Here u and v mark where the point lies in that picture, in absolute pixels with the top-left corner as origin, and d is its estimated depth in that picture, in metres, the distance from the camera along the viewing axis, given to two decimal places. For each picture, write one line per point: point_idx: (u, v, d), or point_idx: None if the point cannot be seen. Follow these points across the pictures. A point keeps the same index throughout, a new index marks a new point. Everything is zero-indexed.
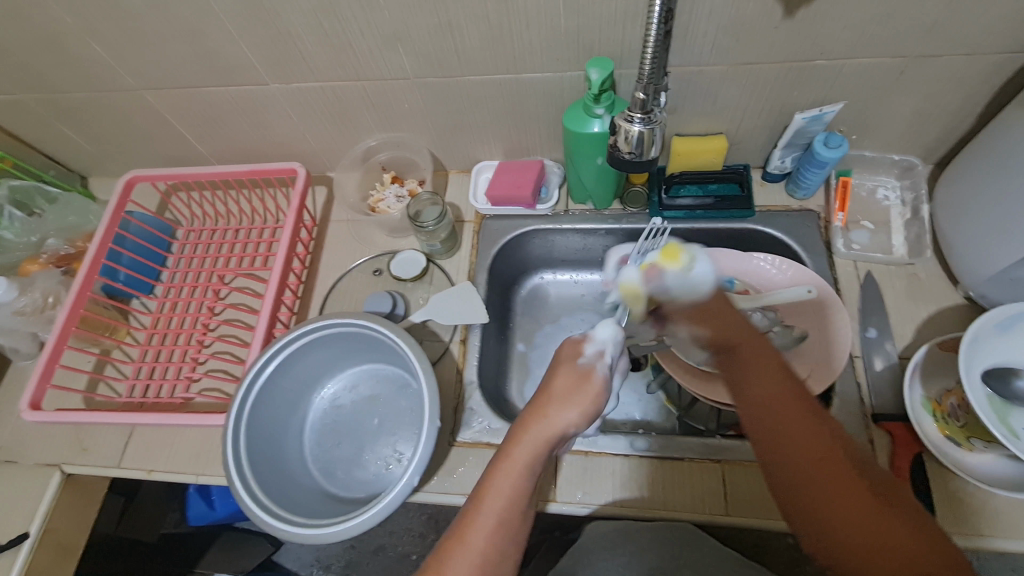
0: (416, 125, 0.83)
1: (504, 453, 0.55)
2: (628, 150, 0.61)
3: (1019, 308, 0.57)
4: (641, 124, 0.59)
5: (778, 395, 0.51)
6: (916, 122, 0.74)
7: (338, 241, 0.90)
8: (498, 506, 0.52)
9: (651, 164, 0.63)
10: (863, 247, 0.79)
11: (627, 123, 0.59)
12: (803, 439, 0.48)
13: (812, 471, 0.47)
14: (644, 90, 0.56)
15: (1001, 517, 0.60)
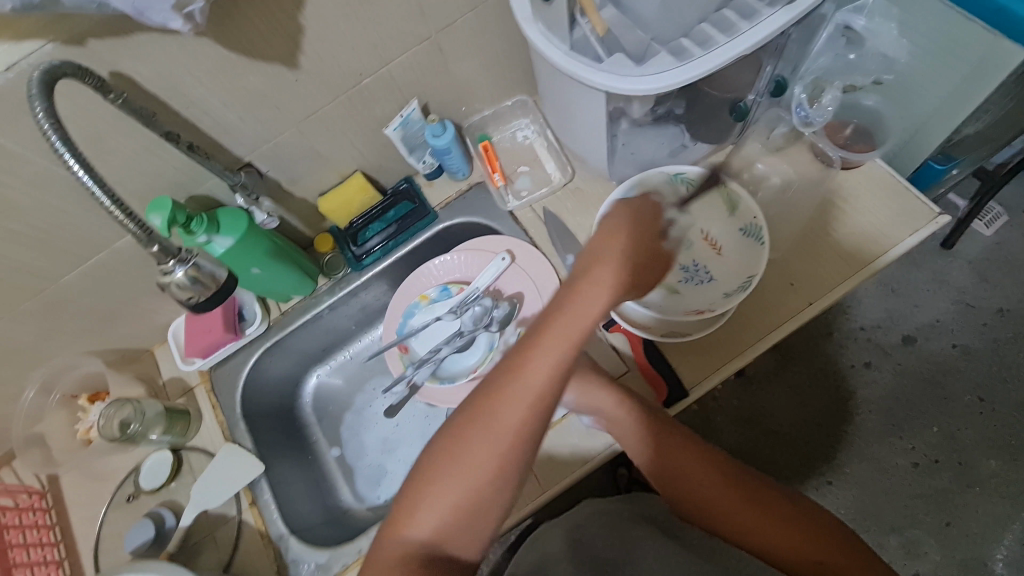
0: (66, 340, 0.74)
1: (457, 433, 0.46)
2: (190, 294, 0.54)
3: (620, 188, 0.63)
4: (180, 268, 0.52)
5: (680, 455, 0.62)
6: (494, 72, 0.79)
7: (79, 490, 0.80)
8: (459, 503, 0.45)
9: (228, 290, 0.56)
10: (530, 189, 0.84)
11: (165, 275, 0.52)
12: (715, 489, 0.61)
13: (730, 510, 0.60)
14: (150, 240, 0.51)
15: (725, 346, 0.68)
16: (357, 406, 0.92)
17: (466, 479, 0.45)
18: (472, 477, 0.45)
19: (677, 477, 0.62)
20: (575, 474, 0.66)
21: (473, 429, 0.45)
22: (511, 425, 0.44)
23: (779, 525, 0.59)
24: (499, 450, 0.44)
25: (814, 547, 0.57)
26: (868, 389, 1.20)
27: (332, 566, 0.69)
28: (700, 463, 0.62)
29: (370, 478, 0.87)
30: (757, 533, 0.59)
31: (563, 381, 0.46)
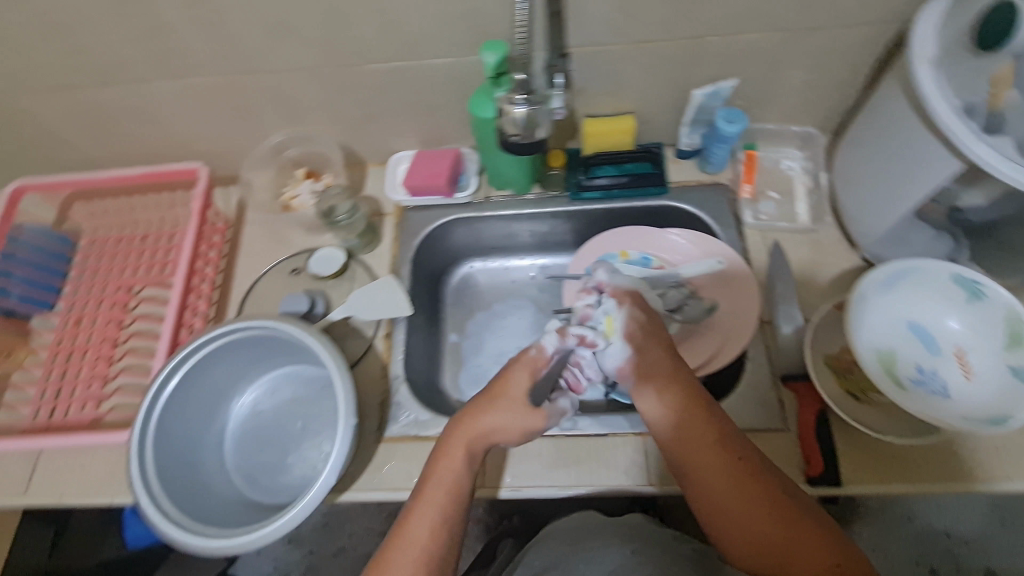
0: (322, 118, 0.80)
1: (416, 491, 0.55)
2: (515, 131, 0.64)
3: (902, 264, 0.60)
4: (522, 105, 0.64)
5: (693, 423, 0.55)
6: (810, 94, 0.76)
7: (253, 242, 0.87)
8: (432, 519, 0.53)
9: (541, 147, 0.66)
10: (771, 217, 0.81)
11: (510, 104, 0.65)
12: (722, 475, 0.52)
13: (735, 500, 0.51)
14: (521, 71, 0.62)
15: (900, 462, 0.64)
16: (493, 310, 0.95)
17: (450, 488, 0.55)
18: (451, 481, 0.55)
19: (688, 451, 0.54)
20: None
21: (437, 472, 0.56)
22: (457, 468, 0.55)
23: (788, 528, 0.49)
24: (452, 493, 0.55)
25: (828, 554, 0.47)
26: None
27: (430, 427, 0.72)
28: (712, 442, 0.53)
29: (474, 379, 0.88)
30: (757, 532, 0.49)
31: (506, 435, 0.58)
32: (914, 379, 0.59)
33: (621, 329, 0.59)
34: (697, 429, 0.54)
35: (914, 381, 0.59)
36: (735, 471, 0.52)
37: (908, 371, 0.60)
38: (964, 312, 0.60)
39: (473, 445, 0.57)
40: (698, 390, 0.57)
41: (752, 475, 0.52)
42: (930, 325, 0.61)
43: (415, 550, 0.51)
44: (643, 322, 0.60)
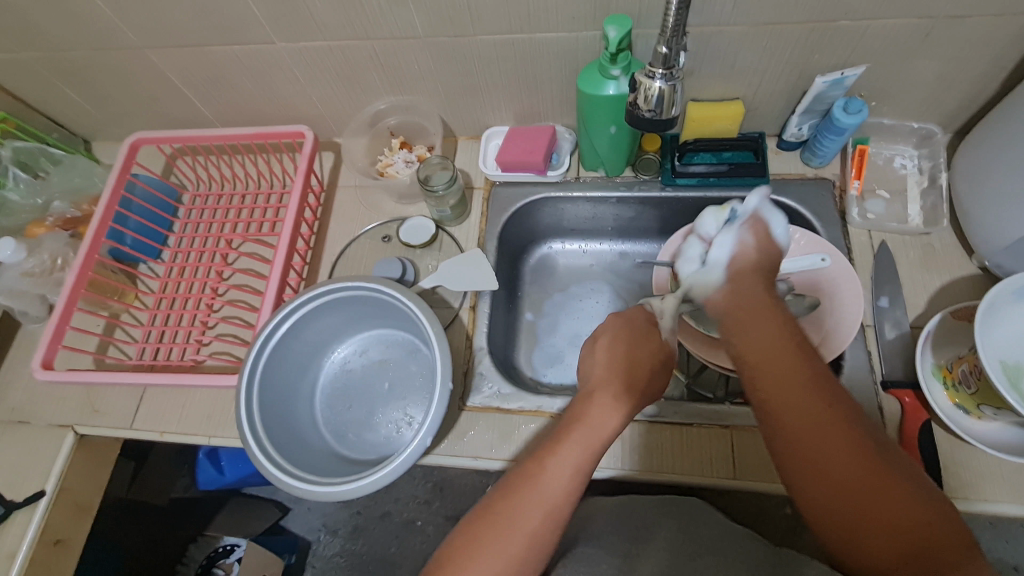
0: (426, 88, 0.81)
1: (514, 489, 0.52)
2: (649, 109, 0.59)
3: None
4: (663, 81, 0.57)
5: (784, 358, 0.49)
6: (938, 88, 0.72)
7: (345, 206, 0.89)
8: (574, 461, 0.52)
9: (669, 125, 0.61)
10: (878, 216, 0.78)
11: (647, 80, 0.58)
12: (809, 415, 0.46)
13: (818, 441, 0.45)
14: (667, 43, 0.55)
15: (1011, 483, 0.61)
16: (569, 292, 0.94)
17: (590, 436, 0.54)
18: (591, 433, 0.54)
19: (773, 389, 0.47)
20: (774, 483, 0.66)
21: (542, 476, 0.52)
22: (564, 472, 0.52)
23: (874, 477, 0.44)
24: (589, 442, 0.54)
25: (917, 513, 0.42)
26: None
27: (512, 401, 0.73)
28: (800, 378, 0.47)
29: (548, 358, 0.89)
30: (838, 475, 0.44)
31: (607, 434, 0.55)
32: None
33: (726, 271, 0.60)
34: (788, 367, 0.48)
35: None
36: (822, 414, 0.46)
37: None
38: None
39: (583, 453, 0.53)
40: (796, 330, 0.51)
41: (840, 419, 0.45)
42: None
43: (547, 492, 0.51)
44: (753, 261, 0.59)
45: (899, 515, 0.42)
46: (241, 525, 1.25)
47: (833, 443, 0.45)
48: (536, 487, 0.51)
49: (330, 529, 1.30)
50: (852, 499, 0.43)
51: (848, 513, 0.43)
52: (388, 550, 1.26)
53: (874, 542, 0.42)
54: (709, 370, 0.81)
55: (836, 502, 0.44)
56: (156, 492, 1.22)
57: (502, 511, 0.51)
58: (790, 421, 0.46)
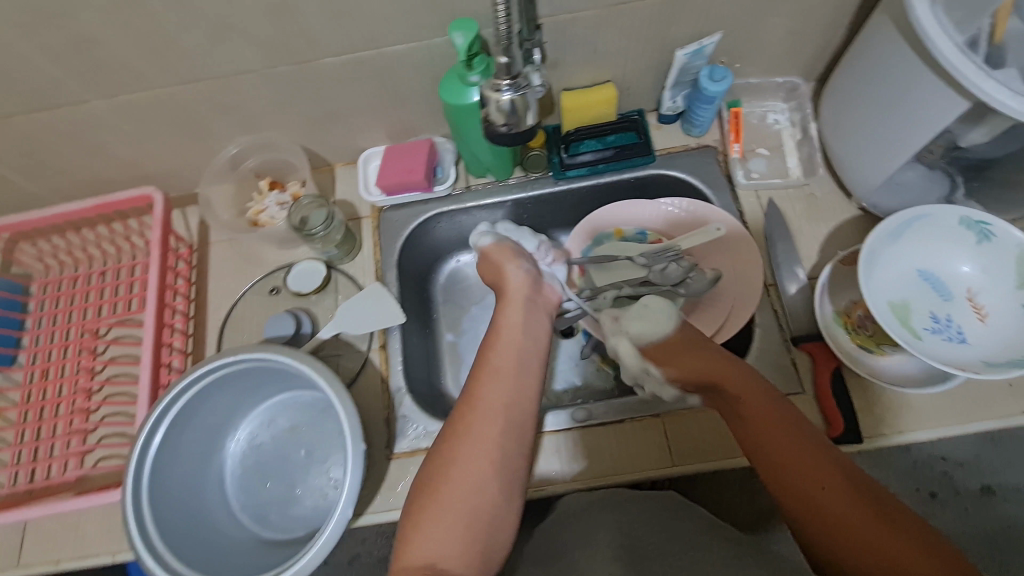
0: (282, 122, 0.74)
1: (446, 460, 0.55)
2: (502, 120, 0.56)
3: (910, 213, 0.58)
4: (510, 91, 0.54)
5: (775, 421, 0.55)
6: (792, 43, 0.74)
7: (224, 263, 0.81)
8: (487, 409, 0.58)
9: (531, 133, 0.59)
10: (762, 175, 0.79)
11: (495, 92, 0.55)
12: (800, 457, 0.52)
13: (816, 483, 0.50)
14: (506, 53, 0.52)
15: (917, 411, 0.64)
16: (487, 304, 0.91)
17: (489, 407, 0.58)
18: (502, 375, 0.61)
19: (772, 440, 0.54)
20: (713, 461, 0.66)
21: (478, 439, 0.56)
22: (484, 438, 0.56)
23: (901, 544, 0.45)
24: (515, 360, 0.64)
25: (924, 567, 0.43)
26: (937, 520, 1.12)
27: None
28: (791, 431, 0.54)
29: None
30: (860, 537, 0.46)
31: (507, 396, 0.59)
32: (929, 328, 0.58)
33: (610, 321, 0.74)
34: (783, 429, 0.55)
35: (930, 333, 0.57)
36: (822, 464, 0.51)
37: (922, 320, 0.58)
38: (974, 252, 0.59)
39: (496, 404, 0.58)
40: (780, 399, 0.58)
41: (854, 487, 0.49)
42: (938, 273, 0.60)
43: (468, 454, 0.55)
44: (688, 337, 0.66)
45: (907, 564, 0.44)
46: None
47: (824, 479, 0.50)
48: (466, 439, 0.56)
49: None
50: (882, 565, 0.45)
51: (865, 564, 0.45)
52: None
53: None
54: None
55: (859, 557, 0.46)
56: None
57: (441, 480, 0.53)
58: (789, 464, 0.52)
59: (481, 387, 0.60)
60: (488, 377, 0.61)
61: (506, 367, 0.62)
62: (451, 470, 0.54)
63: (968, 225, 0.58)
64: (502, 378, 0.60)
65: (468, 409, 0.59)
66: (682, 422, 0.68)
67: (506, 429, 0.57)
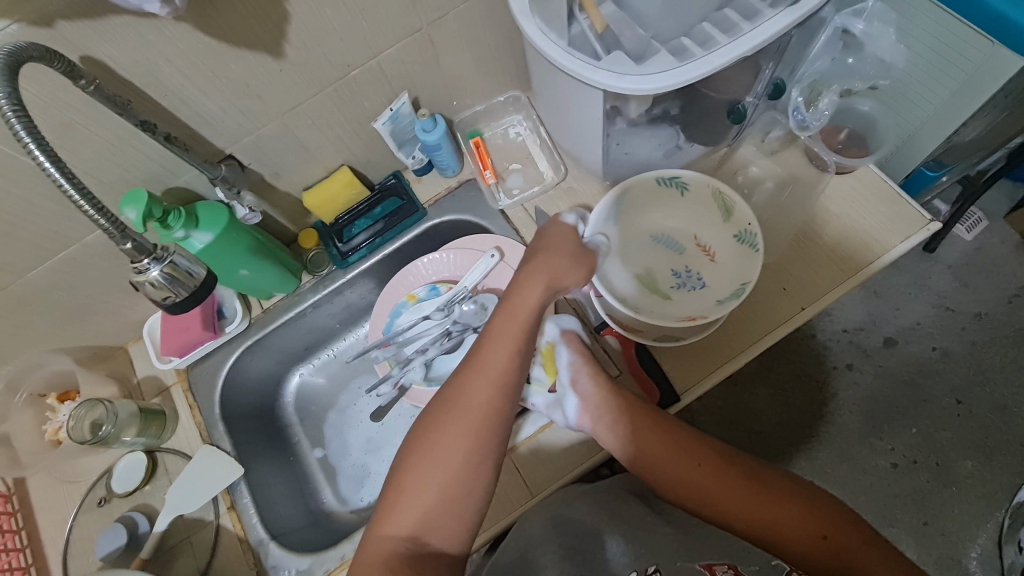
0: (34, 338, 0.71)
1: (426, 440, 0.51)
2: (164, 294, 0.51)
3: (608, 198, 0.61)
4: (156, 267, 0.49)
5: (652, 440, 0.58)
6: (487, 67, 0.77)
7: (44, 493, 0.76)
8: (487, 381, 0.52)
9: (210, 287, 0.54)
10: (522, 188, 0.82)
11: (141, 274, 0.49)
12: (682, 465, 0.57)
13: (701, 483, 0.56)
14: (121, 237, 0.48)
15: (715, 350, 0.68)
16: (341, 405, 0.89)
17: (486, 378, 0.52)
18: (508, 339, 0.53)
19: (657, 462, 0.58)
20: (569, 475, 0.65)
21: (467, 413, 0.51)
22: (478, 418, 0.51)
23: (769, 500, 0.55)
24: (516, 339, 0.53)
25: (787, 515, 0.54)
26: (848, 395, 1.17)
27: (314, 573, 0.67)
28: (670, 443, 0.58)
29: (354, 479, 0.84)
30: (744, 514, 0.55)
31: (512, 375, 0.52)
32: (676, 282, 0.65)
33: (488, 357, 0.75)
34: (660, 443, 0.58)
35: (676, 287, 0.64)
36: (697, 461, 0.57)
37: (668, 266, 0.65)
38: (670, 201, 0.66)
39: (489, 386, 0.52)
40: (649, 408, 0.60)
41: (730, 466, 0.57)
42: (663, 231, 0.67)
43: (457, 432, 0.51)
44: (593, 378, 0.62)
45: (778, 519, 0.54)
46: None
47: (706, 476, 0.57)
48: (452, 416, 0.51)
49: None
50: (765, 523, 0.54)
51: (754, 531, 0.55)
52: None
53: (789, 547, 0.54)
54: None
55: (747, 526, 0.55)
56: None
57: (417, 462, 0.50)
58: (678, 476, 0.57)
59: (483, 361, 0.52)
60: (473, 370, 0.52)
61: (514, 345, 0.53)
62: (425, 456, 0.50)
63: (665, 181, 0.64)
64: (508, 344, 0.53)
65: (469, 378, 0.52)
66: (529, 450, 0.66)
67: (495, 398, 0.51)
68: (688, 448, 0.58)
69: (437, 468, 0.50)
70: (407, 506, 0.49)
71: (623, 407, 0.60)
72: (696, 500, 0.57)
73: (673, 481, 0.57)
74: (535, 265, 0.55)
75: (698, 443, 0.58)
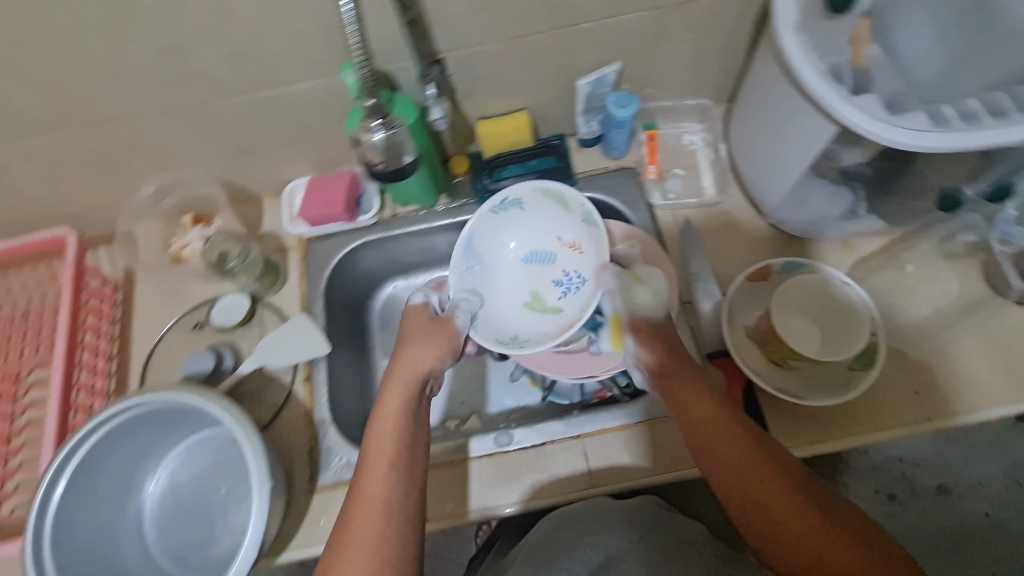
0: (198, 159, 0.75)
1: (352, 503, 0.53)
2: (378, 158, 0.64)
3: (466, 232, 0.70)
4: (381, 131, 0.61)
5: (730, 450, 0.52)
6: (697, 67, 0.76)
7: (147, 298, 0.81)
8: (385, 458, 0.54)
9: (408, 170, 0.66)
10: (678, 194, 0.81)
11: (368, 133, 0.62)
12: (757, 484, 0.50)
13: (775, 508, 0.49)
14: (369, 95, 0.58)
15: (824, 423, 0.65)
16: None
17: (382, 457, 0.54)
18: (388, 424, 0.56)
19: (730, 474, 0.52)
20: (634, 480, 0.66)
21: (365, 477, 0.53)
22: (377, 488, 0.52)
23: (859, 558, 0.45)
24: (408, 428, 0.56)
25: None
26: (892, 525, 1.11)
27: None
28: (750, 459, 0.52)
29: None
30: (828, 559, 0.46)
31: (405, 449, 0.55)
32: (561, 292, 0.72)
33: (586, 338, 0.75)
34: (739, 455, 0.52)
35: (567, 299, 0.71)
36: (778, 486, 0.50)
37: (785, 316, 0.67)
38: (546, 222, 0.71)
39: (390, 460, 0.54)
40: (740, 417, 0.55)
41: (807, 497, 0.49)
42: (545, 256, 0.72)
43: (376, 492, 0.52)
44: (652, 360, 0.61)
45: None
46: None
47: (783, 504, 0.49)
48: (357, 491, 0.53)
49: None
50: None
51: None
52: None
53: None
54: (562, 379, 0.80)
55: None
56: None
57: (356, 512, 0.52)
58: (750, 494, 0.50)
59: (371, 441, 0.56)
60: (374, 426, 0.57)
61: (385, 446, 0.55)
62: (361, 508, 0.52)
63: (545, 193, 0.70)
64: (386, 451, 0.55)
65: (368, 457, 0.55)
66: (602, 442, 0.68)
67: (403, 469, 0.54)
68: (770, 470, 0.51)
69: (378, 497, 0.52)
70: (349, 557, 0.49)
71: (715, 406, 0.55)
72: (767, 527, 0.49)
73: (743, 499, 0.51)
74: (396, 369, 0.60)
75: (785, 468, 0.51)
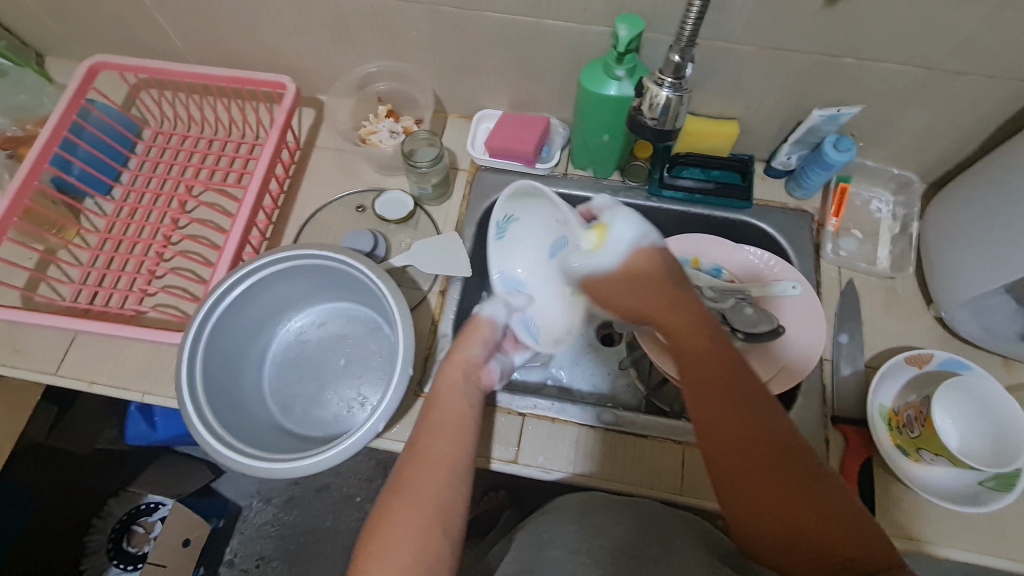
0: (421, 58, 0.77)
1: (407, 464, 0.51)
2: (654, 117, 0.60)
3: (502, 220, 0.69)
4: (669, 90, 0.58)
5: (732, 424, 0.46)
6: (924, 138, 0.74)
7: (321, 167, 0.85)
8: (443, 433, 0.54)
9: (672, 135, 0.62)
10: (850, 254, 0.80)
11: (655, 87, 0.58)
12: (755, 471, 0.44)
13: (778, 501, 0.43)
14: (680, 49, 0.55)
15: (932, 523, 0.64)
16: None
17: (440, 428, 0.54)
18: (454, 404, 0.57)
19: (735, 454, 0.45)
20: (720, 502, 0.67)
21: (423, 445, 0.52)
22: (437, 454, 0.51)
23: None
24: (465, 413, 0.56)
25: None
26: None
27: None
28: (750, 444, 0.45)
29: None
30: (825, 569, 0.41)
31: (463, 427, 0.55)
32: None
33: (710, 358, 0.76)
34: (738, 433, 0.45)
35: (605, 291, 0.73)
36: (780, 478, 0.44)
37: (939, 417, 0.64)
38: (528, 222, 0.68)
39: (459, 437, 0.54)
40: (755, 388, 0.47)
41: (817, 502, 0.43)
42: None
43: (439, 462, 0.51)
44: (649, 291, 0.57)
45: None
46: (169, 485, 1.19)
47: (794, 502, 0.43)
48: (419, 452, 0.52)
49: (264, 497, 1.25)
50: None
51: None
52: (323, 523, 1.23)
53: None
54: (669, 385, 0.81)
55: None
56: (79, 438, 1.19)
57: (410, 474, 0.50)
58: (748, 481, 0.44)
59: (435, 411, 0.56)
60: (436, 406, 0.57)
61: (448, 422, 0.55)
62: (420, 472, 0.50)
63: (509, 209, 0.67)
64: (450, 429, 0.54)
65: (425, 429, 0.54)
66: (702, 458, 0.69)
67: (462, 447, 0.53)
68: (775, 463, 0.44)
69: (434, 467, 0.50)
70: (397, 517, 0.47)
71: (732, 373, 0.47)
72: (768, 521, 0.44)
73: (748, 487, 0.45)
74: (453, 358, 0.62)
75: (791, 462, 0.44)
